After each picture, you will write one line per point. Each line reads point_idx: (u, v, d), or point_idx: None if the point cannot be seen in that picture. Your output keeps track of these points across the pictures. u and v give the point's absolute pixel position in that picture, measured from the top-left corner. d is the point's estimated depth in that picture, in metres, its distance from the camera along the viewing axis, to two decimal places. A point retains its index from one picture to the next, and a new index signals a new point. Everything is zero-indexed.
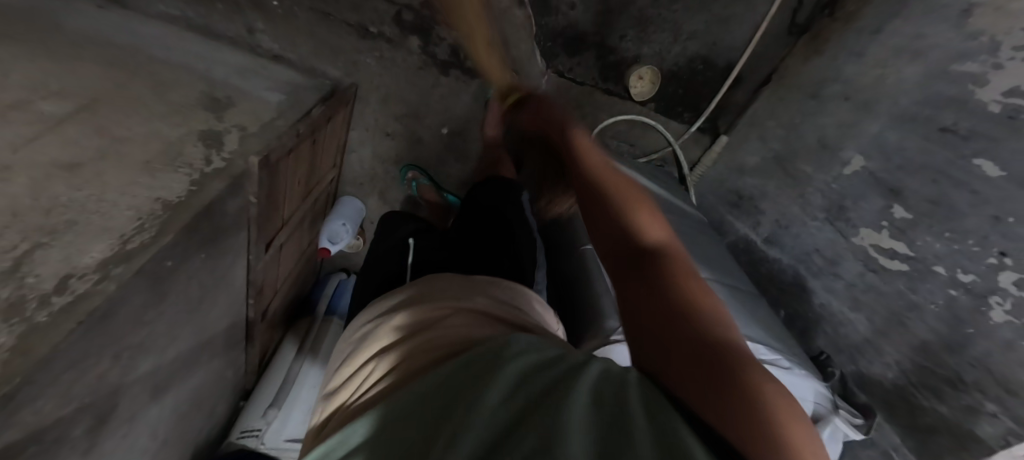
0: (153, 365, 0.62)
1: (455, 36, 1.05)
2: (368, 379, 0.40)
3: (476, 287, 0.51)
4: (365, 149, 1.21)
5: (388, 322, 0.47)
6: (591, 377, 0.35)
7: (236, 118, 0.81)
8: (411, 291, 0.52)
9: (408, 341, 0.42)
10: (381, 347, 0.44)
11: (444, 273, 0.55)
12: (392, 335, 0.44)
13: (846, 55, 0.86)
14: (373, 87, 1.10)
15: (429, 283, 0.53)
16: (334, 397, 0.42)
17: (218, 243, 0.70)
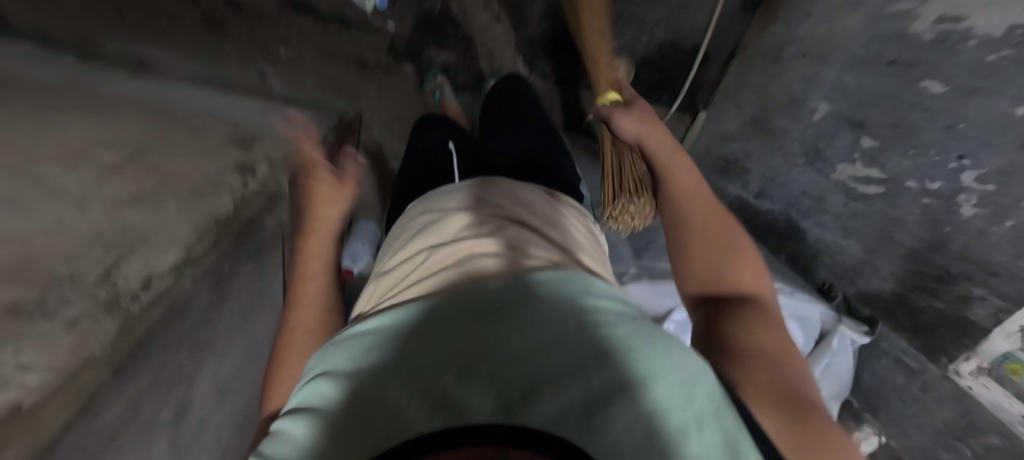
0: (217, 365, 0.68)
1: (443, 57, 1.15)
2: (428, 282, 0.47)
3: (518, 211, 0.58)
4: (375, 172, 1.29)
5: (444, 234, 0.55)
6: (625, 344, 0.35)
7: (262, 149, 0.91)
8: (461, 203, 0.61)
9: (460, 250, 0.49)
10: (449, 258, 0.49)
11: (521, 199, 0.61)
12: (461, 250, 0.50)
13: (795, 17, 1.02)
14: (377, 113, 1.20)
15: (482, 189, 0.63)
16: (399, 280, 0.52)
17: (262, 255, 0.78)
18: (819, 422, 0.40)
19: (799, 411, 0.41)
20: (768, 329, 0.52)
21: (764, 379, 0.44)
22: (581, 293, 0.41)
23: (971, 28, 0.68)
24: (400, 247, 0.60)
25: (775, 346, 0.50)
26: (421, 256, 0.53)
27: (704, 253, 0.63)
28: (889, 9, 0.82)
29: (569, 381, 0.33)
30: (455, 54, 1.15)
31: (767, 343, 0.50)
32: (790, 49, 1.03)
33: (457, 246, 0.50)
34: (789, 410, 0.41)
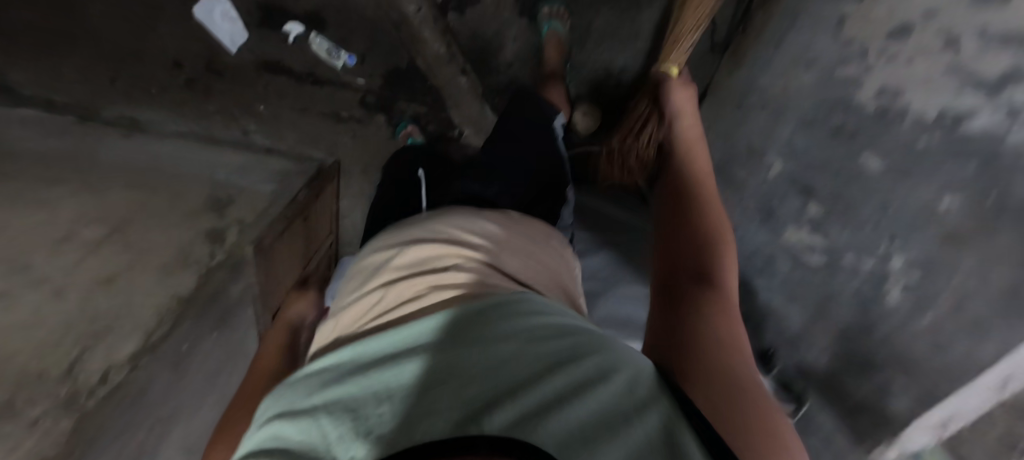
0: (183, 431, 0.76)
1: (413, 107, 1.18)
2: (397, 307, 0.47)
3: (488, 236, 0.58)
4: (355, 214, 1.35)
5: (404, 266, 0.53)
6: (589, 360, 0.36)
7: (236, 213, 0.98)
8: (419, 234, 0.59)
9: (423, 278, 0.49)
10: (413, 283, 0.49)
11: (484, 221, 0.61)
12: (426, 275, 0.50)
13: (760, 65, 1.03)
14: (355, 160, 1.26)
15: (442, 221, 0.62)
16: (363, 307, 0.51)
17: (226, 324, 0.85)
18: (765, 407, 0.37)
19: (737, 399, 0.37)
20: (722, 302, 0.47)
21: (719, 381, 0.39)
22: (541, 307, 0.42)
23: (908, 105, 0.70)
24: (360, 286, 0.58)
25: (727, 323, 0.45)
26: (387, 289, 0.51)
27: (680, 232, 0.57)
28: (836, 73, 0.83)
29: (536, 392, 0.33)
30: (424, 105, 1.18)
31: (720, 320, 0.45)
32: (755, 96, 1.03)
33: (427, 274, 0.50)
34: (726, 400, 0.38)
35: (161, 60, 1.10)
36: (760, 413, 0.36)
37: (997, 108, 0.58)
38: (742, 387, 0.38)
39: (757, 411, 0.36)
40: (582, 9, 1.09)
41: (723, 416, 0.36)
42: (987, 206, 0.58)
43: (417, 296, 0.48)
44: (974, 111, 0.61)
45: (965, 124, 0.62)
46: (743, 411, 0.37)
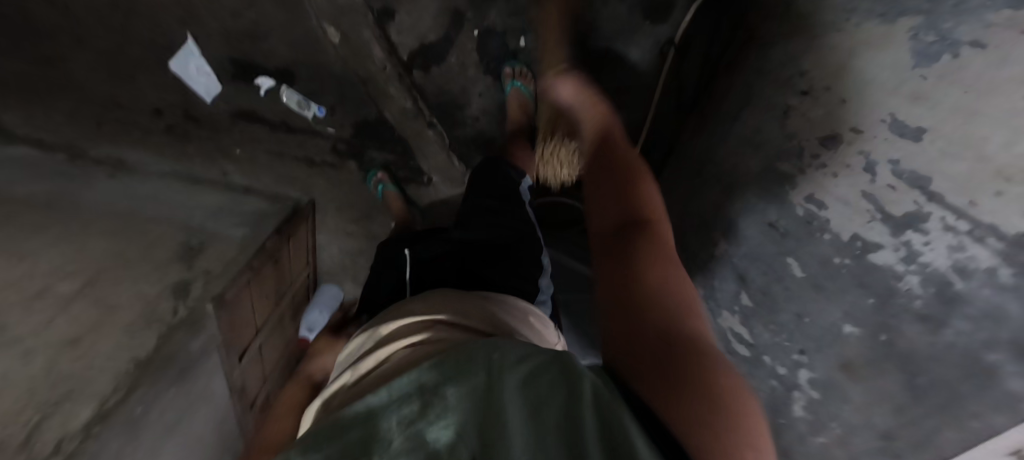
0: None
1: (383, 155, 1.22)
2: (381, 369, 0.45)
3: (476, 308, 0.56)
4: (333, 246, 1.40)
5: (384, 340, 0.51)
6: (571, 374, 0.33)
7: (204, 263, 1.04)
8: (407, 309, 0.57)
9: (399, 346, 0.47)
10: (395, 351, 0.47)
11: (451, 291, 0.61)
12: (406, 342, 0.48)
13: (719, 135, 0.98)
14: (329, 200, 1.30)
15: (427, 297, 0.59)
16: (342, 382, 0.47)
17: (187, 378, 0.92)
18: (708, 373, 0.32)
19: (681, 361, 0.33)
20: (661, 259, 0.42)
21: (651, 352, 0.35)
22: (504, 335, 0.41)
23: (827, 221, 0.71)
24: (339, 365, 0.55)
25: (664, 282, 0.40)
26: (360, 367, 0.47)
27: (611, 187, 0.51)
28: (778, 164, 0.81)
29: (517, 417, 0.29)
30: (394, 153, 1.21)
31: (660, 284, 0.40)
32: (711, 167, 0.98)
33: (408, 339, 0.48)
34: (670, 365, 0.33)
35: (144, 108, 1.16)
36: (695, 371, 0.32)
37: (896, 247, 0.62)
38: (690, 364, 0.33)
39: (699, 369, 0.32)
40: None
41: (669, 389, 0.32)
42: (881, 342, 0.66)
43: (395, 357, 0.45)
44: (881, 246, 0.64)
45: (871, 256, 0.65)
46: (670, 373, 0.32)
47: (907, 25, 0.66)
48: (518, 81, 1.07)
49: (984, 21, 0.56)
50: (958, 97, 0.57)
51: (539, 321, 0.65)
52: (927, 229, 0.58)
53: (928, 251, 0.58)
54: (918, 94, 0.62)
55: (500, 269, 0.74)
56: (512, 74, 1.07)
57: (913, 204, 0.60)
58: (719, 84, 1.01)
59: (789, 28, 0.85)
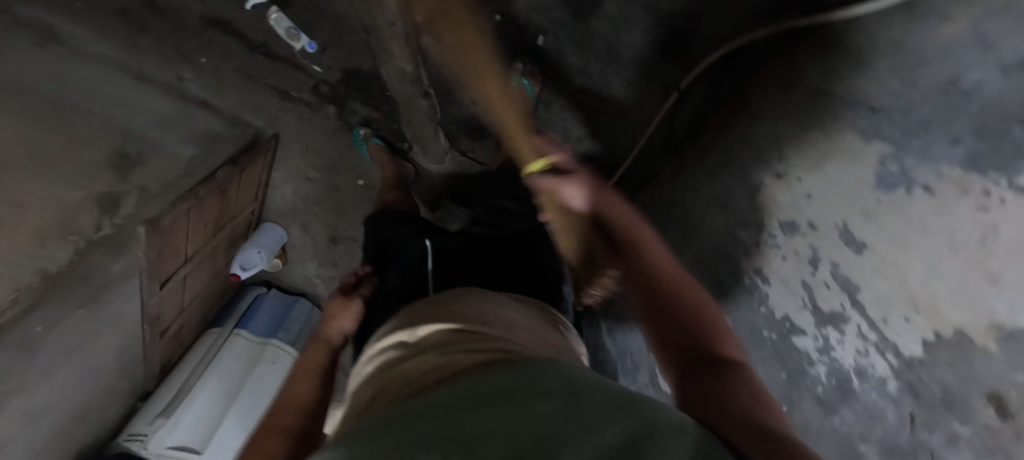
0: (21, 404, 0.82)
1: (367, 111, 1.16)
2: (427, 376, 0.44)
3: (516, 317, 0.56)
4: (287, 187, 1.32)
5: (425, 345, 0.50)
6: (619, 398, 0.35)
7: (140, 177, 0.95)
8: (436, 309, 0.56)
9: (440, 352, 0.47)
10: (435, 362, 0.46)
11: (472, 291, 0.61)
12: (441, 352, 0.47)
13: (693, 189, 1.03)
14: (295, 139, 1.22)
15: (452, 297, 0.58)
16: (384, 386, 0.47)
17: (100, 300, 0.88)
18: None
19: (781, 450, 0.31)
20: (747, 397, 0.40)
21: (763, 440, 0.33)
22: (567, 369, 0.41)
23: (766, 296, 0.83)
24: (377, 362, 0.53)
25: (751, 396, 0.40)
26: (410, 365, 0.48)
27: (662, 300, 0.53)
28: (735, 230, 0.90)
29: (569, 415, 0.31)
30: (378, 111, 1.16)
31: (731, 385, 0.42)
32: (677, 211, 1.04)
33: (455, 348, 0.47)
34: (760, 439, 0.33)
35: None
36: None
37: (816, 337, 0.76)
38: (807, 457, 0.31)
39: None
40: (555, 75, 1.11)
41: (749, 428, 0.35)
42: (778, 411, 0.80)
43: (443, 363, 0.46)
44: (804, 332, 0.77)
45: (793, 337, 0.78)
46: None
47: (876, 151, 0.75)
48: (527, 79, 1.07)
49: (938, 170, 0.67)
50: (901, 227, 0.68)
51: (565, 329, 0.62)
52: (844, 330, 0.72)
53: (840, 347, 0.73)
54: (869, 212, 0.73)
55: (520, 268, 0.70)
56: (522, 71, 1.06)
57: (839, 305, 0.73)
58: (703, 137, 1.07)
59: (778, 112, 0.91)
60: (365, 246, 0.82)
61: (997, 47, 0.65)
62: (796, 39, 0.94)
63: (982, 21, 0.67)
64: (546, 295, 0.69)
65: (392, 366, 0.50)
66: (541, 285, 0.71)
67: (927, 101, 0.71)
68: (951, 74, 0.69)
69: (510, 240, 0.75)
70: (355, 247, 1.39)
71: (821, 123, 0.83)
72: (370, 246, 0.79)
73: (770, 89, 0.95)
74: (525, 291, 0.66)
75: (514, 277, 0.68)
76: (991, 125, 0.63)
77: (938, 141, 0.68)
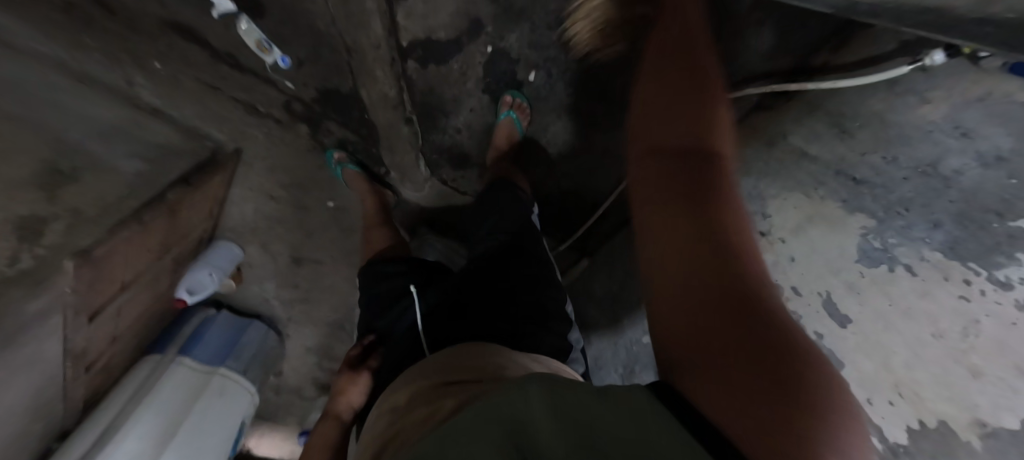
0: None
1: (343, 132, 1.09)
2: (439, 415, 0.45)
3: (502, 362, 0.55)
4: (246, 204, 1.21)
5: (435, 394, 0.51)
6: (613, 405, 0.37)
7: (72, 199, 0.84)
8: (443, 364, 0.57)
9: (448, 396, 0.48)
10: (448, 407, 0.46)
11: (481, 345, 0.60)
12: (450, 396, 0.48)
13: None
14: (259, 157, 1.16)
15: (459, 352, 0.59)
16: (398, 437, 0.48)
17: (13, 343, 0.74)
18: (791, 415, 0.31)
19: (762, 398, 0.32)
20: (741, 285, 0.38)
21: (739, 378, 0.34)
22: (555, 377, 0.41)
23: None
24: (387, 417, 0.55)
25: (741, 279, 0.38)
26: (421, 412, 0.49)
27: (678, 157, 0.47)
28: None
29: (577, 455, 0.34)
30: (354, 134, 1.09)
31: (733, 265, 0.39)
32: None
33: (461, 392, 0.48)
34: (741, 379, 0.34)
35: None
36: (787, 428, 0.31)
37: None
38: (779, 395, 0.32)
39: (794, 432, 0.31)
40: (542, 109, 1.09)
41: (750, 418, 0.32)
42: None
43: (430, 417, 0.46)
44: None
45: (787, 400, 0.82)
46: (768, 424, 0.31)
47: (858, 224, 0.74)
48: (512, 112, 1.03)
49: (919, 251, 0.67)
50: (883, 305, 0.69)
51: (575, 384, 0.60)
52: None
53: None
54: (852, 286, 0.73)
55: (526, 321, 0.68)
56: (510, 104, 1.03)
57: None
58: None
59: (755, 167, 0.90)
60: (362, 295, 0.85)
61: (978, 138, 0.65)
62: (779, 99, 0.93)
63: (959, 109, 0.67)
64: (556, 348, 0.67)
65: (407, 418, 0.50)
66: (549, 337, 0.68)
67: (904, 181, 0.70)
68: (931, 156, 0.69)
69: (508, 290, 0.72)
70: (320, 269, 1.34)
71: (804, 188, 0.82)
72: (367, 300, 0.83)
73: (749, 140, 0.94)
74: (536, 347, 0.65)
75: (519, 331, 0.65)
76: (971, 215, 0.64)
77: (916, 223, 0.69)
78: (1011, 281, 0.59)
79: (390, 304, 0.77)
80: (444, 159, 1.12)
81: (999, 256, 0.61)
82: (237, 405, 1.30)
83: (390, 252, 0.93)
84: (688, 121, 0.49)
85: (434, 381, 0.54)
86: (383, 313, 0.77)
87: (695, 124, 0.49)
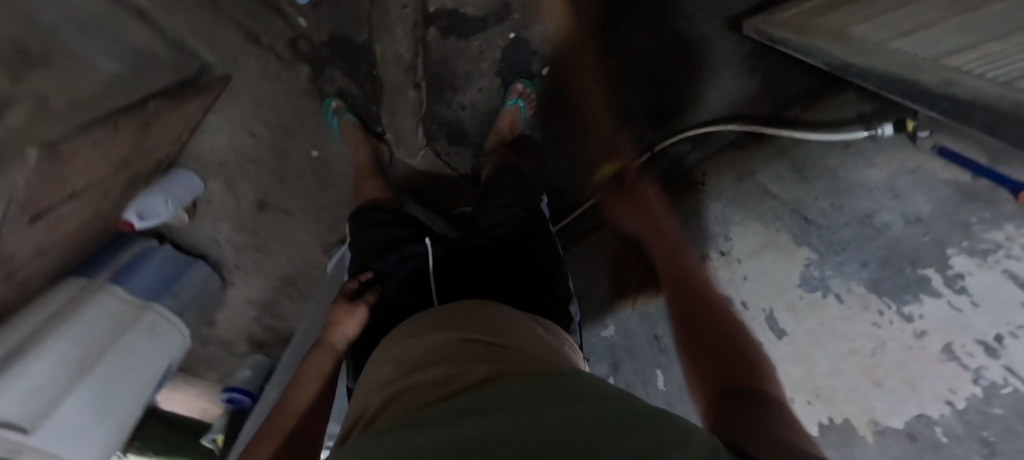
0: None
1: (347, 83, 1.07)
2: (456, 376, 0.51)
3: (511, 327, 0.63)
4: (221, 135, 1.14)
5: (447, 353, 0.56)
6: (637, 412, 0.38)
7: (38, 82, 0.75)
8: (454, 320, 0.64)
9: (465, 355, 0.55)
10: (463, 366, 0.52)
11: (495, 305, 0.69)
12: (467, 360, 0.54)
13: None
14: (247, 89, 1.09)
15: (469, 310, 0.66)
16: (414, 383, 0.54)
17: None
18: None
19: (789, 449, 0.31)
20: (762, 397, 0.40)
21: (763, 437, 0.33)
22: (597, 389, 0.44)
23: None
24: (403, 357, 0.62)
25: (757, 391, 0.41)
26: (436, 365, 0.55)
27: (691, 308, 0.55)
28: None
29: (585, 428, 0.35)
30: (358, 88, 1.08)
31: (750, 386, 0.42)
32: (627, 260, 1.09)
33: (479, 356, 0.54)
34: (768, 438, 0.33)
35: None
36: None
37: None
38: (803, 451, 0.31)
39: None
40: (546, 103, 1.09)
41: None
42: None
43: (453, 376, 0.51)
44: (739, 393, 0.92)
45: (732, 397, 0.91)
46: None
47: (803, 255, 0.86)
48: (519, 101, 1.05)
49: (849, 284, 0.80)
50: (814, 325, 0.82)
51: (570, 348, 0.70)
52: None
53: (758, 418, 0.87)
54: (791, 306, 0.85)
55: (531, 288, 0.77)
56: (520, 92, 1.05)
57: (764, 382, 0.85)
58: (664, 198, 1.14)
59: (728, 195, 1.00)
60: (358, 244, 0.89)
61: (905, 201, 0.79)
62: (754, 140, 1.03)
63: (895, 177, 0.81)
64: (556, 314, 0.77)
65: (419, 369, 0.56)
66: (549, 304, 0.78)
67: (844, 225, 0.84)
68: (868, 209, 0.82)
69: (516, 262, 0.80)
70: (284, 219, 1.28)
71: (762, 221, 0.94)
72: (362, 245, 0.88)
73: (723, 170, 1.03)
74: (540, 311, 0.74)
75: (523, 295, 0.75)
76: (891, 260, 0.77)
77: (851, 261, 0.81)
78: (913, 316, 0.73)
79: (395, 250, 0.83)
80: (435, 133, 1.09)
81: (908, 294, 0.74)
82: (166, 346, 1.20)
83: (386, 202, 0.95)
84: (696, 285, 0.59)
85: (454, 333, 0.60)
86: (381, 262, 0.83)
87: (701, 288, 0.58)
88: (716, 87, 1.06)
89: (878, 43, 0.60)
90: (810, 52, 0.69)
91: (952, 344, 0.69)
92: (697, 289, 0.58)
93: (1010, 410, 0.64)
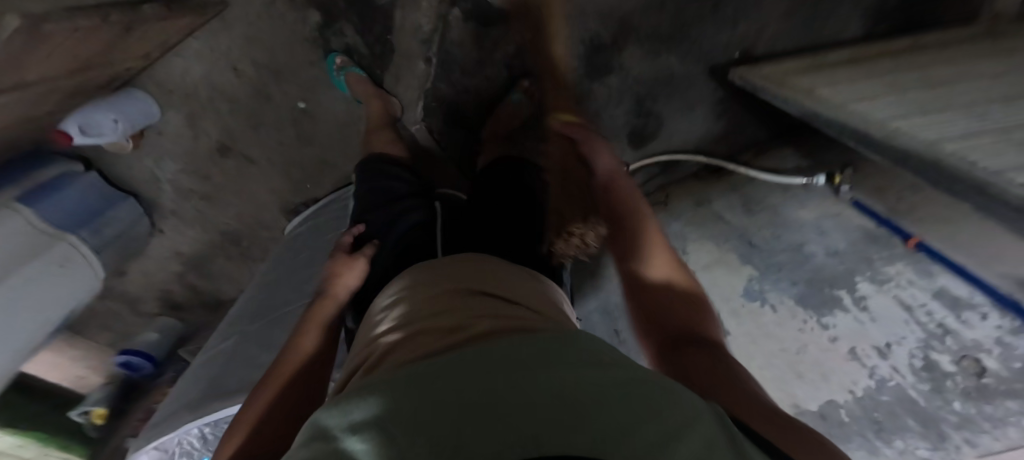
0: None
1: (355, 39, 1.06)
2: (459, 328, 0.47)
3: (523, 284, 0.62)
4: (196, 62, 1.06)
5: (457, 302, 0.53)
6: (647, 392, 0.32)
7: None
8: (457, 274, 0.61)
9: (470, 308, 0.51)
10: (469, 318, 0.49)
11: (496, 263, 0.66)
12: (469, 314, 0.50)
13: None
14: (242, 20, 1.02)
15: (471, 266, 0.63)
16: (415, 332, 0.50)
17: None
18: (803, 441, 0.37)
19: (782, 427, 0.38)
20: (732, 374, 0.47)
21: (755, 412, 0.40)
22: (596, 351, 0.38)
23: None
24: (401, 309, 0.57)
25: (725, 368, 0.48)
26: (444, 313, 0.51)
27: (660, 299, 0.62)
28: None
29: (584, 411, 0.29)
30: (366, 47, 1.07)
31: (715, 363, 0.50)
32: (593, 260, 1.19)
33: (487, 310, 0.51)
34: (759, 414, 0.40)
35: None
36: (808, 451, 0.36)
37: None
38: (788, 428, 0.38)
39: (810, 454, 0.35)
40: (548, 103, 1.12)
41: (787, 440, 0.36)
42: None
43: (460, 325, 0.47)
44: None
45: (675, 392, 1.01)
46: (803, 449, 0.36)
47: (747, 272, 1.00)
48: (523, 94, 1.07)
49: (783, 296, 0.94)
50: (751, 328, 0.94)
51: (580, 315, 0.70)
52: None
53: None
54: (733, 311, 0.97)
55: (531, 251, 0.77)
56: (526, 88, 1.08)
57: None
58: None
59: (685, 215, 1.16)
60: (361, 194, 0.89)
61: (827, 237, 0.95)
62: (710, 173, 1.22)
63: (821, 220, 0.99)
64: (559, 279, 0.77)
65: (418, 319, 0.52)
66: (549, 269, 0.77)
67: (779, 248, 0.99)
68: (799, 241, 0.98)
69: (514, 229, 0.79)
70: (245, 167, 1.20)
71: (713, 240, 1.08)
72: (367, 194, 0.89)
73: (683, 195, 1.20)
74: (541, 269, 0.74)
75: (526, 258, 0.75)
76: (816, 280, 0.92)
77: (782, 279, 0.95)
78: (830, 325, 0.87)
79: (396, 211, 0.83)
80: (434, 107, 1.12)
81: (826, 308, 0.89)
82: (77, 286, 1.03)
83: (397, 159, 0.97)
84: (655, 268, 0.65)
85: (461, 286, 0.58)
86: (381, 214, 0.83)
87: (658, 263, 0.64)
88: (688, 120, 1.20)
89: (840, 102, 0.76)
90: (783, 100, 0.85)
91: (856, 347, 0.84)
92: (656, 270, 0.64)
93: (893, 397, 0.79)
